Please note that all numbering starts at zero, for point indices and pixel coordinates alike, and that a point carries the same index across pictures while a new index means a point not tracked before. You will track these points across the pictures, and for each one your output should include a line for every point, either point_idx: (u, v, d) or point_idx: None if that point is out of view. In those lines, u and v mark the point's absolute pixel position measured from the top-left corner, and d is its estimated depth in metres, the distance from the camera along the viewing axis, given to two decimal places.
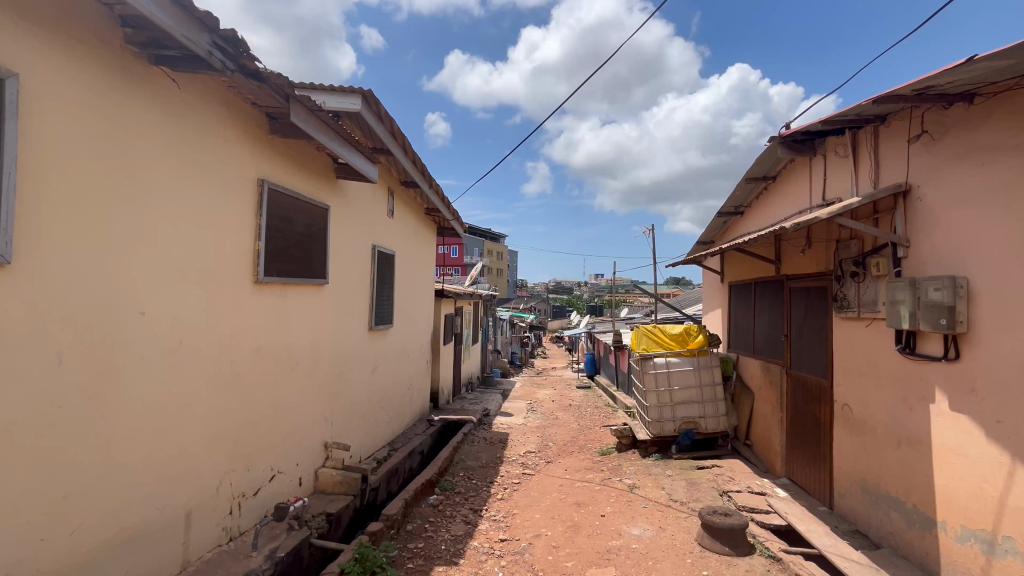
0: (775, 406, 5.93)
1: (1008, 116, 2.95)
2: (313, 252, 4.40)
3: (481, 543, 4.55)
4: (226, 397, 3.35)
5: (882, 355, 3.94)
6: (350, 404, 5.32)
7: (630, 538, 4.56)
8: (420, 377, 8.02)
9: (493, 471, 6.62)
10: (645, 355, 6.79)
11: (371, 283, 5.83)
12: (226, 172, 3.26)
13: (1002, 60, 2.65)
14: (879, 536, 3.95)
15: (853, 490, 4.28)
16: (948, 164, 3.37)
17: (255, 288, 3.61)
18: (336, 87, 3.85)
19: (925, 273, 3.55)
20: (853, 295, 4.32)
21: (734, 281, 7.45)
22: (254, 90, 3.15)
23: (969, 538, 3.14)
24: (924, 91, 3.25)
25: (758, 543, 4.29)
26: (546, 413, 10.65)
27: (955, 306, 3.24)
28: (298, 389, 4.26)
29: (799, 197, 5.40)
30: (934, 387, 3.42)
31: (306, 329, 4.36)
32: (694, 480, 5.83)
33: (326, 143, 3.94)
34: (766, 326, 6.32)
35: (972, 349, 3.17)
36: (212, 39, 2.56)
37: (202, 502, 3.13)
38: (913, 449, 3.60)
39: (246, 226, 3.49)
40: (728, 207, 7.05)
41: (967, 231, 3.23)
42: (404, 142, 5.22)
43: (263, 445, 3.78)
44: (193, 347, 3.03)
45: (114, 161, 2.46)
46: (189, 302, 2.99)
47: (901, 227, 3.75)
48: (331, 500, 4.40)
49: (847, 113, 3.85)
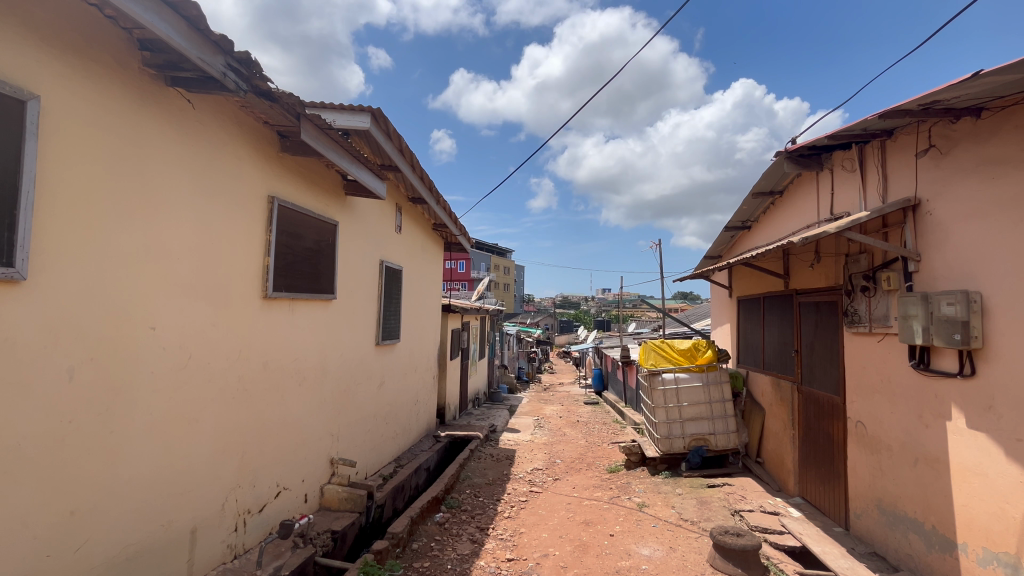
0: (786, 423, 5.83)
1: (1017, 130, 2.95)
2: (321, 268, 4.43)
3: (488, 562, 4.48)
4: (233, 412, 3.35)
5: (895, 372, 3.87)
6: (357, 419, 5.31)
7: (640, 558, 4.46)
8: (427, 393, 7.99)
9: (500, 488, 6.55)
10: (653, 371, 6.75)
11: (379, 298, 5.86)
12: (237, 190, 3.31)
13: (1008, 75, 2.65)
14: (898, 558, 3.84)
15: (870, 510, 4.17)
16: (956, 178, 3.35)
17: (264, 303, 3.65)
18: (346, 105, 3.97)
19: (938, 287, 3.50)
20: (864, 310, 4.27)
21: (742, 296, 7.41)
22: (266, 110, 3.21)
23: (991, 561, 3.04)
24: (930, 106, 3.25)
25: (772, 565, 4.20)
26: (553, 430, 10.52)
27: (969, 321, 3.19)
28: (305, 404, 4.25)
29: (806, 211, 5.40)
30: (950, 405, 3.35)
31: (313, 344, 4.37)
32: (705, 498, 5.71)
33: (335, 160, 3.99)
34: (775, 340, 6.26)
35: (988, 365, 3.11)
36: (226, 61, 2.64)
37: (207, 519, 3.11)
38: (930, 467, 3.51)
39: (255, 243, 3.53)
40: (735, 221, 7.05)
41: (979, 245, 3.19)
42: (412, 158, 5.29)
43: (270, 460, 3.77)
44: (202, 361, 3.05)
45: (129, 179, 2.51)
46: (199, 317, 3.01)
47: (911, 241, 3.72)
48: (336, 518, 4.35)
49: (854, 128, 3.85)
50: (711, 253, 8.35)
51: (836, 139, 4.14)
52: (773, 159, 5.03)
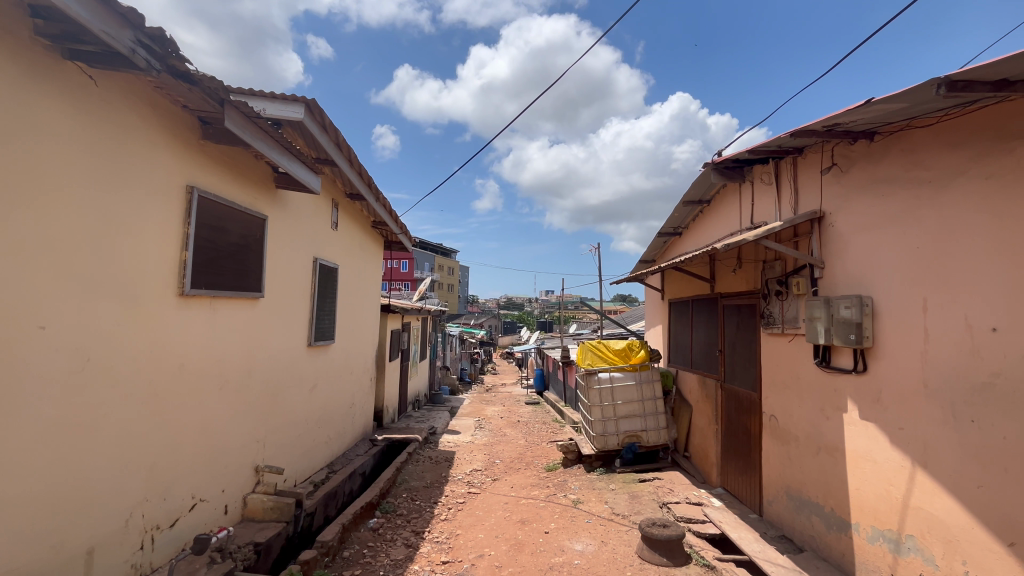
0: (711, 419, 6.21)
1: (902, 154, 3.32)
2: (247, 264, 4.17)
3: (422, 566, 4.41)
4: (142, 418, 3.08)
5: (803, 369, 4.23)
6: (286, 424, 5.05)
7: (573, 553, 4.56)
8: (364, 396, 7.74)
9: (438, 490, 6.48)
10: (590, 371, 6.95)
11: (311, 297, 5.61)
12: (151, 177, 3.05)
13: (895, 105, 2.97)
14: (802, 540, 4.19)
15: (779, 497, 4.53)
16: (854, 194, 3.72)
17: (180, 300, 3.37)
18: (278, 95, 3.76)
19: (838, 292, 3.86)
20: (778, 312, 4.64)
21: (673, 298, 7.80)
22: (185, 93, 2.98)
23: (878, 538, 3.39)
24: (833, 128, 3.59)
25: (694, 552, 4.43)
26: (493, 430, 10.55)
27: (862, 323, 3.54)
28: (227, 409, 3.99)
29: (730, 219, 5.78)
30: (847, 398, 3.70)
31: (237, 344, 4.10)
32: (636, 492, 5.95)
33: (264, 151, 3.78)
34: (702, 341, 6.64)
35: (876, 362, 3.47)
36: (136, 37, 2.42)
37: (108, 537, 2.83)
38: (830, 455, 3.87)
39: (171, 235, 3.25)
40: (668, 227, 7.41)
41: (871, 254, 3.56)
42: (350, 153, 5.12)
43: (185, 470, 3.50)
44: (103, 364, 2.77)
45: (17, 161, 2.25)
46: (100, 315, 2.74)
47: (817, 249, 4.08)
48: (260, 529, 4.11)
49: (770, 145, 4.18)
50: (646, 257, 8.73)
51: (755, 154, 4.46)
52: (701, 169, 5.33)
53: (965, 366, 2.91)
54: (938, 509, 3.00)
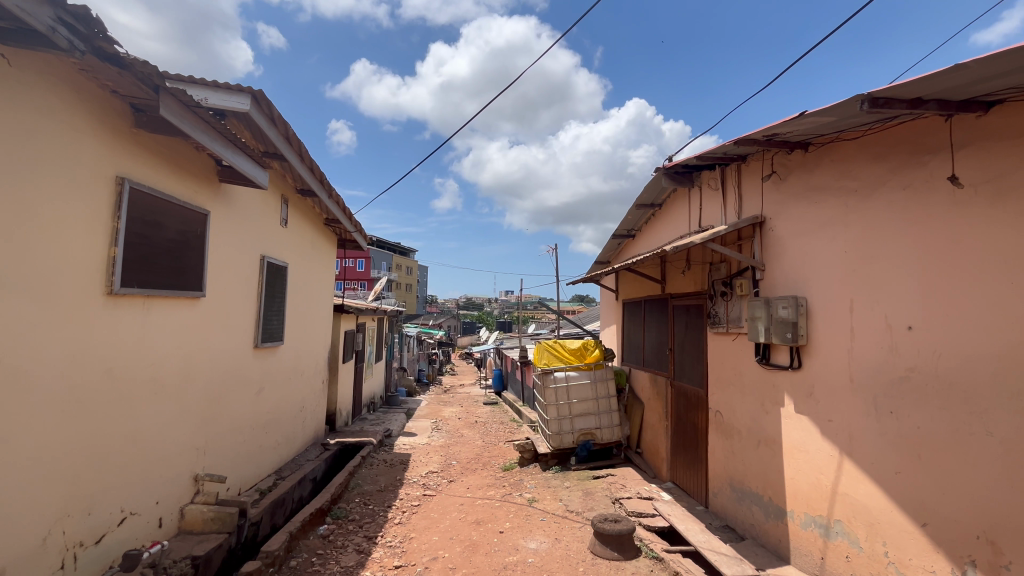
0: (662, 416, 6.41)
1: (832, 164, 3.56)
2: (186, 262, 3.94)
3: (374, 572, 4.30)
4: (61, 428, 2.83)
5: (745, 366, 4.44)
6: (230, 430, 4.81)
7: (527, 552, 4.59)
8: (315, 399, 7.50)
9: (392, 494, 6.36)
10: (546, 370, 7.02)
11: (258, 296, 5.37)
12: (74, 166, 2.82)
13: (826, 118, 3.18)
14: (744, 529, 4.40)
15: (723, 488, 4.74)
16: (791, 201, 3.95)
17: (108, 299, 3.14)
18: (221, 84, 3.51)
19: (777, 293, 4.09)
20: (723, 312, 4.86)
21: (627, 298, 8.00)
22: (115, 77, 2.78)
23: (811, 524, 3.61)
24: (772, 138, 3.79)
25: (643, 545, 4.56)
26: (451, 431, 10.46)
27: (798, 322, 3.75)
28: (163, 415, 3.76)
29: (679, 223, 6.00)
30: (784, 393, 3.92)
31: (174, 346, 3.86)
32: (590, 489, 6.07)
33: (204, 142, 3.57)
34: (653, 340, 6.86)
35: (810, 359, 3.70)
36: (57, 14, 2.24)
37: (21, 558, 2.59)
38: (768, 448, 4.08)
39: (97, 229, 3.02)
40: (622, 229, 7.60)
41: (806, 258, 3.79)
42: (300, 147, 4.94)
43: (113, 482, 3.26)
44: (15, 368, 2.53)
45: None
46: (13, 315, 2.50)
47: (758, 252, 4.30)
48: (199, 541, 3.89)
49: (715, 152, 4.37)
50: (601, 258, 8.91)
51: (703, 160, 4.64)
52: (652, 174, 5.50)
53: (886, 362, 3.14)
54: (862, 495, 3.22)
